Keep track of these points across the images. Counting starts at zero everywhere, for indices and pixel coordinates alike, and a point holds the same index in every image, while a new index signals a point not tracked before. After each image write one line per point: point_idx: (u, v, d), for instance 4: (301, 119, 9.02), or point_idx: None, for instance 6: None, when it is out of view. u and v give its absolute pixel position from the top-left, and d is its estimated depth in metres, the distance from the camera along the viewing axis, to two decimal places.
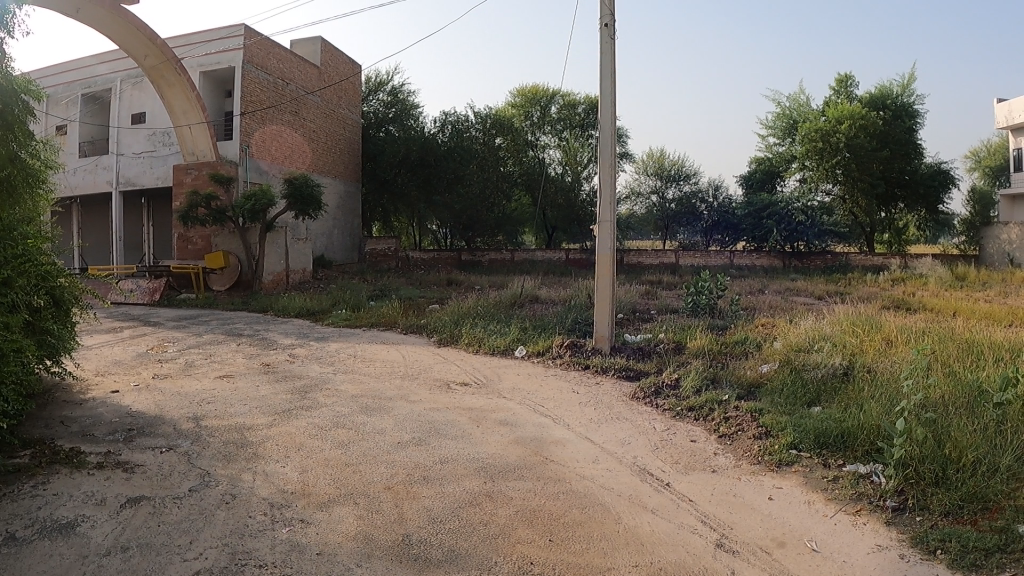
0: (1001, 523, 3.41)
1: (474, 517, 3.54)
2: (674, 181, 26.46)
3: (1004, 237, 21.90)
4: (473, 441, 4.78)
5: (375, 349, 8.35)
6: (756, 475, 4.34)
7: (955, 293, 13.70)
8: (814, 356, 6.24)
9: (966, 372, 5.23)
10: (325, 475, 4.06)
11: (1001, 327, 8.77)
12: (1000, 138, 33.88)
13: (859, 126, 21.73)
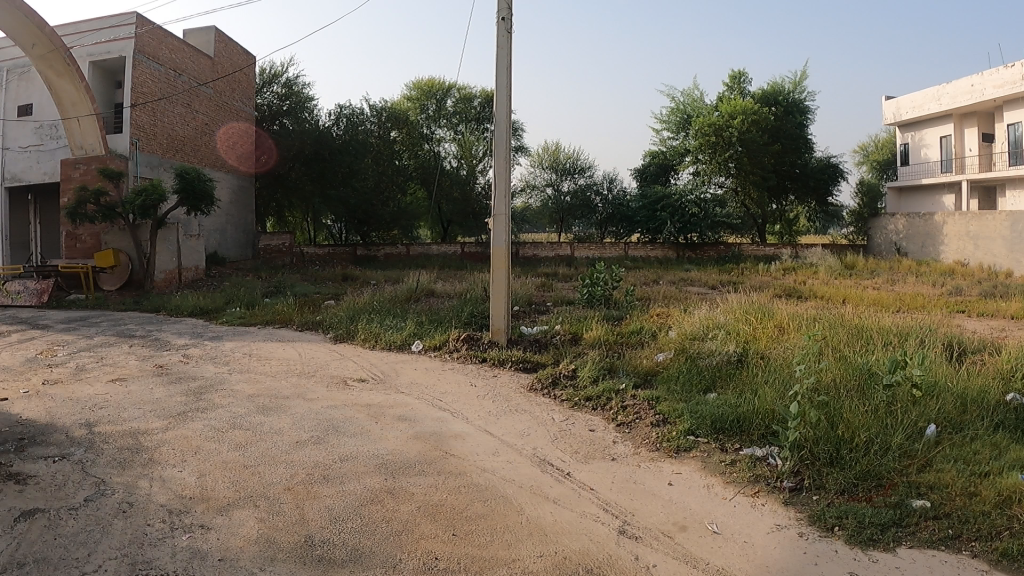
0: (894, 499, 3.60)
1: (376, 515, 3.49)
2: (569, 174, 26.79)
3: (891, 227, 23.01)
4: (372, 437, 4.72)
5: (271, 347, 8.16)
6: (655, 462, 4.43)
7: (844, 280, 14.36)
8: (708, 343, 6.45)
9: (855, 355, 5.54)
10: (225, 478, 3.94)
11: (887, 311, 9.24)
12: (886, 134, 35.81)
13: (751, 121, 22.46)
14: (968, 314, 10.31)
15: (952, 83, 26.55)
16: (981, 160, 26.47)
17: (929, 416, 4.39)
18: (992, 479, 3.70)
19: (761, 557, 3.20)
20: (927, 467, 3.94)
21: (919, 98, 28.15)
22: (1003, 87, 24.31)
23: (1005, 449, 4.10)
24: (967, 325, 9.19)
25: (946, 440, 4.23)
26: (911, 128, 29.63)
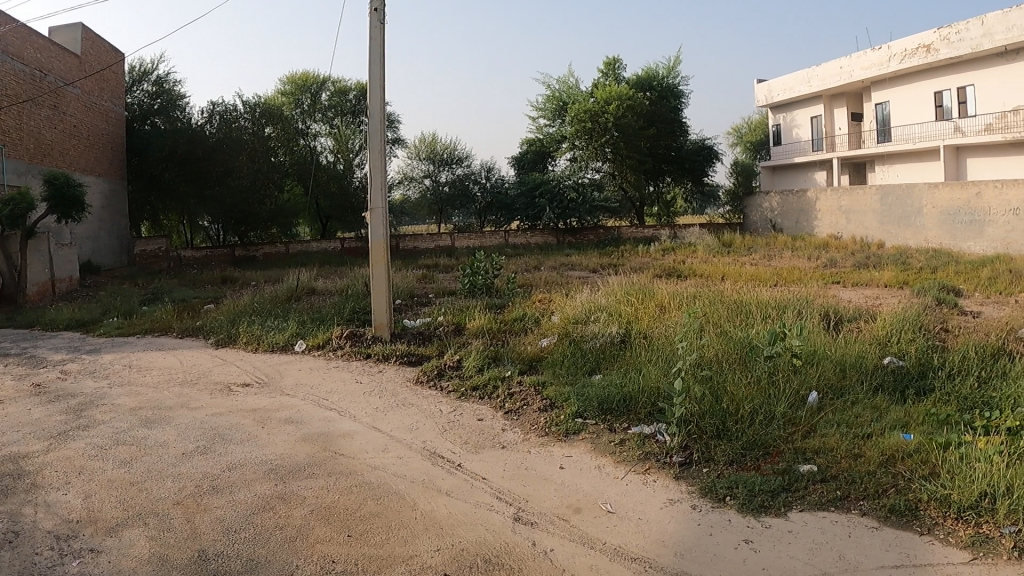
0: (782, 465, 3.76)
1: (269, 522, 3.39)
2: (447, 165, 26.47)
3: (766, 205, 23.80)
4: (259, 443, 4.60)
5: (152, 357, 7.83)
6: (545, 447, 4.46)
7: (722, 258, 14.90)
8: (591, 326, 6.59)
9: (737, 328, 5.78)
10: (112, 498, 3.76)
11: (766, 286, 9.69)
12: (760, 116, 37.33)
13: (626, 106, 23.09)
14: (841, 285, 10.85)
15: (821, 65, 28.18)
16: (851, 138, 27.93)
17: (809, 384, 4.63)
18: (873, 440, 3.94)
19: (657, 532, 3.27)
20: (811, 433, 4.15)
21: (790, 80, 29.61)
22: (870, 69, 26.13)
23: (885, 410, 4.37)
24: (843, 296, 9.68)
25: (827, 405, 4.47)
26: (783, 110, 31.12)
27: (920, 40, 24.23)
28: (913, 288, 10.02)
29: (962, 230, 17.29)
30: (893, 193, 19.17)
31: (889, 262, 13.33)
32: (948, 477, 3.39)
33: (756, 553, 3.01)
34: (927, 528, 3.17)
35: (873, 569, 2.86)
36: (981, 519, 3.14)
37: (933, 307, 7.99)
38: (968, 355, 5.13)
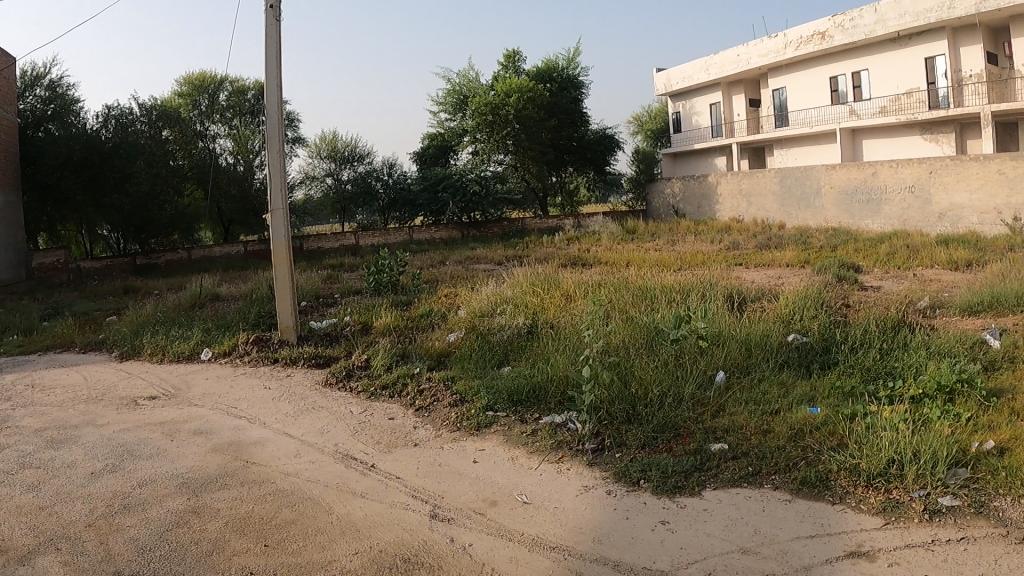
0: (694, 446, 3.90)
1: (183, 538, 3.30)
2: (348, 163, 24.84)
3: (668, 191, 24.28)
4: (169, 457, 4.46)
5: (52, 374, 7.41)
6: (457, 442, 4.45)
7: (626, 245, 15.15)
8: (497, 319, 6.63)
9: (643, 313, 5.95)
10: (17, 525, 3.58)
11: (669, 270, 9.92)
12: (659, 104, 38.14)
13: (526, 98, 23.53)
14: (745, 266, 11.15)
15: (719, 54, 28.72)
16: (749, 124, 28.64)
17: (716, 365, 4.83)
18: (782, 416, 4.14)
19: (573, 520, 3.30)
20: (720, 412, 4.33)
21: (689, 69, 30.19)
22: (767, 56, 26.81)
23: (791, 387, 4.63)
24: (746, 275, 9.98)
25: (734, 385, 4.68)
26: (682, 98, 31.77)
27: (816, 28, 24.83)
28: (813, 266, 10.46)
29: (860, 209, 17.85)
30: (793, 175, 19.62)
31: (789, 242, 13.81)
32: (856, 447, 3.61)
33: (674, 533, 3.11)
34: (839, 497, 3.34)
35: (789, 540, 3.00)
36: (890, 485, 3.35)
37: (834, 283, 8.38)
38: (867, 329, 5.47)
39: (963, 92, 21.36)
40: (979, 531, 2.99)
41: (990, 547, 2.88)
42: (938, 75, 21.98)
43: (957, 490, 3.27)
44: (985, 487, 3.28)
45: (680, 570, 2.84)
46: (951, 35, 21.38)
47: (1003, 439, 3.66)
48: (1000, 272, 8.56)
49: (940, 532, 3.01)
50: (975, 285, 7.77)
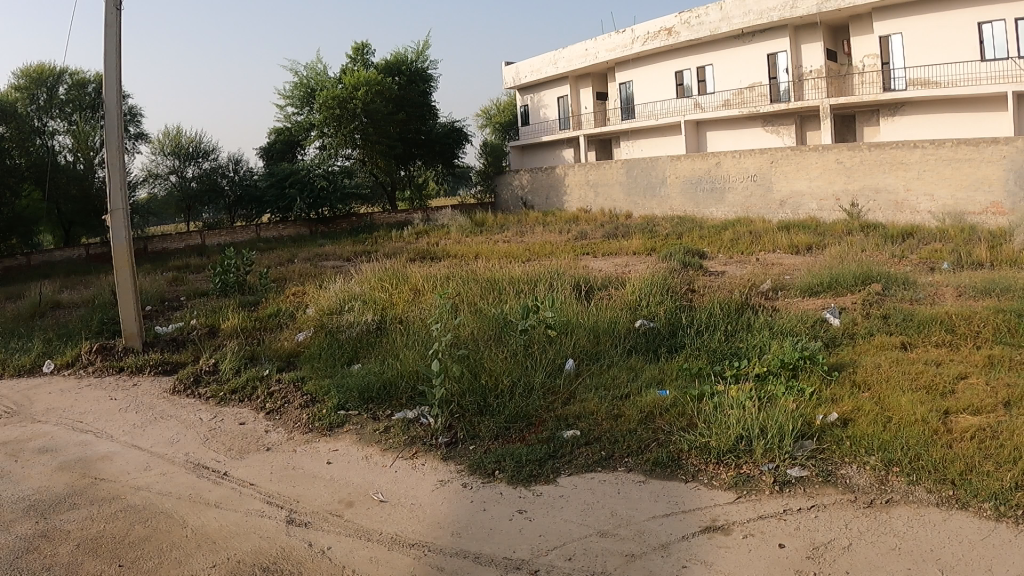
0: (547, 434, 4.07)
1: (34, 565, 3.11)
2: (194, 159, 21.57)
3: (516, 183, 24.20)
4: (12, 479, 4.13)
5: None
6: (310, 443, 4.39)
7: (476, 237, 14.79)
8: (346, 316, 6.52)
9: (491, 305, 6.05)
10: None
11: (520, 261, 9.95)
12: (511, 98, 37.68)
13: (375, 91, 22.29)
14: (593, 256, 11.35)
15: (568, 47, 27.72)
16: (596, 117, 27.80)
17: (566, 352, 5.03)
18: (632, 400, 4.39)
19: (430, 515, 3.38)
20: (571, 399, 4.54)
21: (537, 62, 29.19)
22: (614, 50, 25.87)
23: (639, 370, 4.90)
24: (595, 265, 10.15)
25: (583, 371, 4.90)
26: (532, 91, 30.69)
27: (661, 24, 24.10)
28: (660, 253, 10.77)
29: (703, 197, 18.28)
30: (638, 165, 19.90)
31: (637, 231, 14.15)
32: (705, 427, 3.89)
33: (530, 521, 3.25)
34: (691, 475, 3.61)
35: (646, 520, 3.21)
36: (741, 461, 3.66)
37: (681, 270, 8.61)
38: (712, 313, 5.80)
39: (804, 86, 21.28)
40: (828, 499, 3.34)
41: (837, 513, 3.23)
42: (779, 70, 21.76)
43: (804, 462, 3.62)
44: (829, 457, 3.65)
45: (540, 556, 2.98)
46: (794, 33, 21.32)
47: (844, 410, 4.04)
48: (833, 257, 9.02)
49: (791, 501, 3.33)
50: (813, 269, 8.18)
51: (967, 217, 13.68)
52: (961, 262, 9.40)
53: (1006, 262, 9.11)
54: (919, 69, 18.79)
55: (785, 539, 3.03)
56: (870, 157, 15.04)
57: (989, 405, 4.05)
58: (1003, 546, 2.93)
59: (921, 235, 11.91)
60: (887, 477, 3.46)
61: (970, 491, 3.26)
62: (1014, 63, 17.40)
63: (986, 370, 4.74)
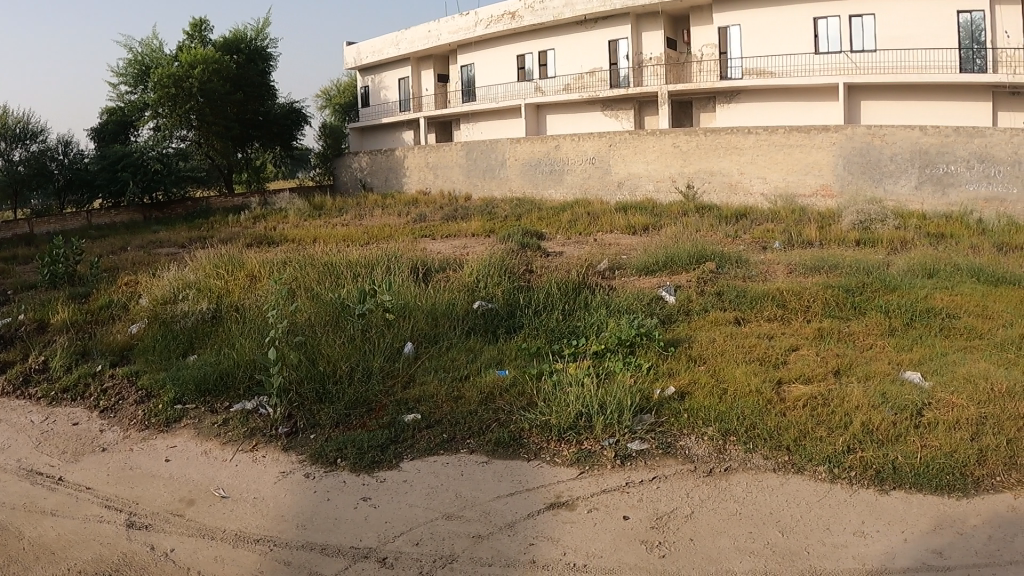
0: (387, 419, 4.05)
1: None
2: (21, 141, 18.08)
3: (355, 164, 22.28)
4: None
5: None
6: (147, 441, 4.19)
7: (315, 221, 14.14)
8: (180, 305, 6.21)
9: (326, 290, 5.94)
10: None
11: (359, 244, 9.77)
12: (349, 78, 33.33)
13: (212, 70, 19.63)
14: (433, 238, 11.30)
15: (410, 28, 25.62)
16: (438, 100, 26.06)
17: (404, 336, 5.02)
18: (472, 381, 4.45)
19: (274, 508, 3.31)
20: (410, 382, 4.54)
21: (378, 43, 26.86)
22: (457, 33, 24.10)
23: (478, 351, 4.98)
24: (434, 247, 10.06)
25: (423, 354, 4.92)
26: (371, 72, 28.33)
27: (505, 7, 22.75)
28: (499, 235, 10.92)
29: (544, 179, 17.96)
30: (478, 148, 19.04)
31: (476, 213, 14.13)
32: (545, 405, 4.00)
33: (376, 508, 3.24)
34: (533, 454, 3.71)
35: (492, 499, 3.27)
36: (582, 437, 3.79)
37: (520, 251, 8.72)
38: (550, 292, 5.95)
39: (644, 73, 20.79)
40: (669, 470, 3.53)
41: (678, 483, 3.42)
42: (619, 57, 21.12)
43: (644, 435, 3.80)
44: (668, 429, 3.86)
45: (388, 543, 2.97)
46: (635, 21, 20.78)
47: (680, 385, 4.29)
48: (669, 238, 9.47)
49: (632, 475, 3.49)
50: (649, 248, 8.49)
51: (799, 198, 14.92)
52: (793, 240, 10.17)
53: (835, 241, 10.06)
54: (756, 59, 18.84)
55: (629, 511, 3.16)
56: (705, 142, 15.79)
57: (819, 374, 4.49)
58: (836, 505, 3.22)
59: (754, 215, 12.69)
60: (725, 445, 3.72)
61: (804, 455, 3.57)
62: (846, 58, 18.01)
63: (817, 342, 5.26)
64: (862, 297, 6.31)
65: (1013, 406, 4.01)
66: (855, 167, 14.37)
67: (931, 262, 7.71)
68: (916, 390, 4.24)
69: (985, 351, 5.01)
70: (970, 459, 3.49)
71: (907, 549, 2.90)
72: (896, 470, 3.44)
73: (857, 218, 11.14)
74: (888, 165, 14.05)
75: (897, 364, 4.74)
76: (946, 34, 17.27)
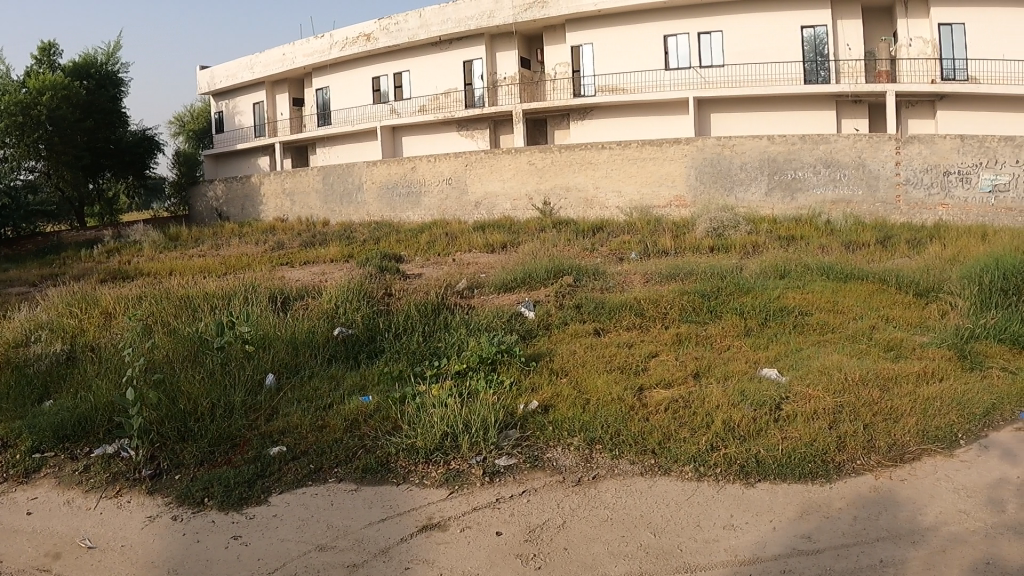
0: (253, 454, 3.96)
1: None
2: None
3: (210, 194, 21.79)
4: None
5: None
6: (6, 494, 3.92)
7: (172, 253, 13.64)
8: (32, 347, 5.84)
9: (184, 324, 5.75)
10: None
11: (214, 276, 9.46)
12: (205, 103, 31.74)
13: (63, 96, 18.62)
14: (291, 265, 11.12)
15: (265, 51, 25.32)
16: (293, 123, 25.83)
17: (265, 367, 4.94)
18: (336, 409, 4.41)
19: (145, 555, 3.17)
20: (273, 415, 4.47)
21: (233, 67, 26.47)
22: (312, 56, 23.93)
23: (340, 379, 4.96)
24: (292, 274, 9.92)
25: (284, 385, 4.85)
26: (227, 97, 27.85)
27: (360, 29, 22.59)
28: (357, 259, 10.87)
29: (400, 203, 17.81)
30: (334, 172, 18.82)
31: (334, 238, 13.98)
32: (410, 428, 4.00)
33: (248, 546, 3.15)
34: (402, 477, 3.70)
35: (364, 527, 3.24)
36: (449, 457, 3.81)
37: (378, 275, 8.69)
38: (409, 315, 5.98)
39: (498, 93, 21.07)
40: (537, 483, 3.59)
41: (549, 494, 3.48)
42: (474, 77, 21.29)
43: (511, 450, 3.87)
44: (534, 443, 3.95)
45: None
46: (489, 42, 21.05)
47: (542, 399, 4.42)
48: (526, 255, 9.71)
49: (502, 490, 3.53)
50: (507, 266, 8.68)
51: (654, 210, 15.51)
52: (649, 251, 10.63)
53: (690, 249, 10.60)
54: (608, 76, 19.53)
55: (502, 526, 3.20)
56: (559, 159, 16.16)
57: (679, 377, 4.79)
58: (704, 502, 3.35)
59: (609, 228, 13.20)
60: (591, 454, 3.84)
61: (670, 457, 3.72)
62: (695, 73, 18.87)
63: (676, 346, 5.60)
64: (717, 299, 6.76)
65: (864, 394, 4.42)
66: (706, 176, 15.11)
67: (781, 264, 8.28)
68: (773, 386, 4.58)
69: (838, 343, 5.62)
70: (830, 446, 3.75)
71: (777, 537, 3.05)
72: (760, 463, 3.64)
73: (711, 225, 11.76)
74: (738, 174, 14.94)
75: (755, 362, 5.14)
76: (790, 48, 18.34)
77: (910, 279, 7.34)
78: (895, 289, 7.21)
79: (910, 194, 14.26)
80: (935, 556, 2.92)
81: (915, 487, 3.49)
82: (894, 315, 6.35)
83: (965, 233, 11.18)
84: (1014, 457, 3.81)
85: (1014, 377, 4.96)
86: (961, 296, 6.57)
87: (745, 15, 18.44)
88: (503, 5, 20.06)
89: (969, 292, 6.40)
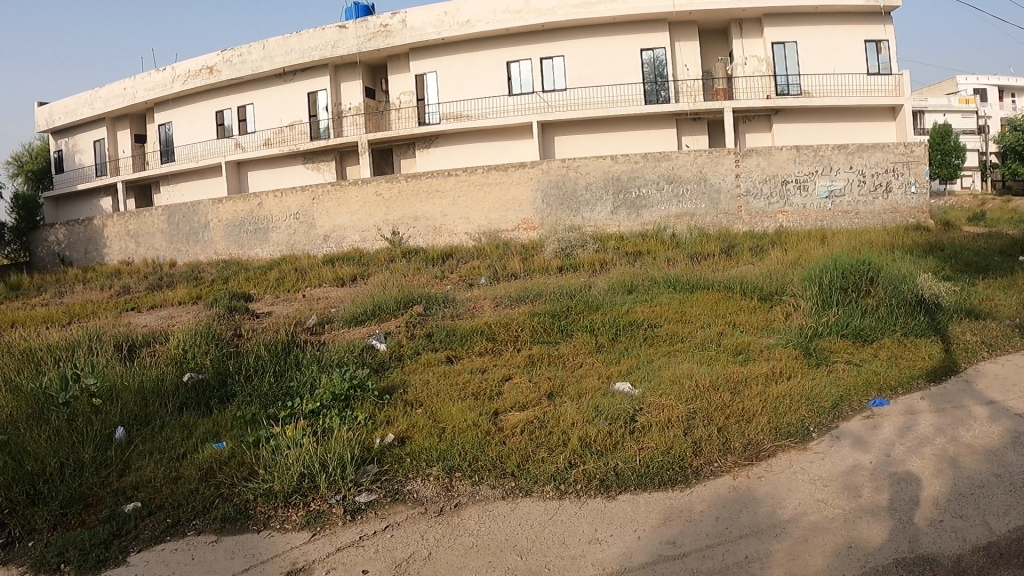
0: (107, 512, 3.72)
1: None
2: None
3: (51, 238, 20.61)
4: None
5: None
6: None
7: (6, 305, 12.78)
8: None
9: (26, 380, 5.37)
10: None
11: (52, 327, 8.94)
12: (41, 141, 29.78)
13: None
14: (137, 310, 10.62)
15: (104, 86, 24.21)
16: (135, 161, 24.71)
17: (114, 421, 4.67)
18: (188, 459, 4.23)
19: None
20: (126, 470, 4.24)
21: (72, 102, 25.14)
22: (153, 89, 23.03)
23: (194, 427, 4.78)
24: (137, 320, 9.48)
25: (135, 438, 4.61)
26: (66, 135, 26.39)
27: (202, 61, 21.95)
28: (205, 300, 10.50)
29: (248, 239, 17.31)
30: (180, 211, 18.16)
31: (181, 279, 13.45)
32: (267, 472, 3.87)
33: None
34: (262, 524, 3.58)
35: None
36: (308, 498, 3.71)
37: (225, 316, 8.41)
38: (259, 355, 5.80)
39: (343, 123, 20.82)
40: (402, 516, 3.55)
41: (412, 527, 3.45)
42: (318, 108, 21.02)
43: (370, 486, 3.82)
44: (392, 476, 3.91)
45: None
46: (333, 72, 20.81)
47: (399, 431, 4.39)
48: (376, 287, 9.65)
49: (365, 527, 3.47)
50: (357, 299, 8.60)
51: (502, 234, 15.74)
52: (499, 274, 10.79)
53: (538, 270, 10.86)
54: (452, 104, 19.75)
55: (366, 564, 3.14)
56: (406, 188, 16.10)
57: (533, 400, 4.85)
58: (569, 519, 3.40)
59: (460, 254, 13.34)
60: (451, 482, 3.84)
61: (529, 479, 3.77)
62: (539, 98, 19.30)
63: (528, 368, 5.69)
64: (567, 319, 6.93)
65: (713, 399, 4.63)
66: (553, 199, 15.43)
67: (629, 280, 8.56)
68: (626, 399, 4.72)
69: (688, 351, 5.87)
70: (686, 453, 3.90)
71: (643, 545, 3.14)
72: (620, 475, 3.74)
73: (559, 246, 12.09)
74: (583, 195, 15.35)
75: (608, 378, 5.29)
76: (629, 70, 19.13)
77: (753, 284, 7.77)
78: (740, 295, 7.64)
79: (750, 204, 15.17)
80: (798, 546, 3.08)
81: (772, 483, 3.67)
82: (739, 321, 6.69)
83: (800, 238, 11.94)
84: (863, 445, 4.08)
85: (856, 368, 5.33)
86: (803, 297, 7.00)
87: (580, 40, 19.14)
88: (347, 34, 19.97)
89: (810, 293, 6.83)
